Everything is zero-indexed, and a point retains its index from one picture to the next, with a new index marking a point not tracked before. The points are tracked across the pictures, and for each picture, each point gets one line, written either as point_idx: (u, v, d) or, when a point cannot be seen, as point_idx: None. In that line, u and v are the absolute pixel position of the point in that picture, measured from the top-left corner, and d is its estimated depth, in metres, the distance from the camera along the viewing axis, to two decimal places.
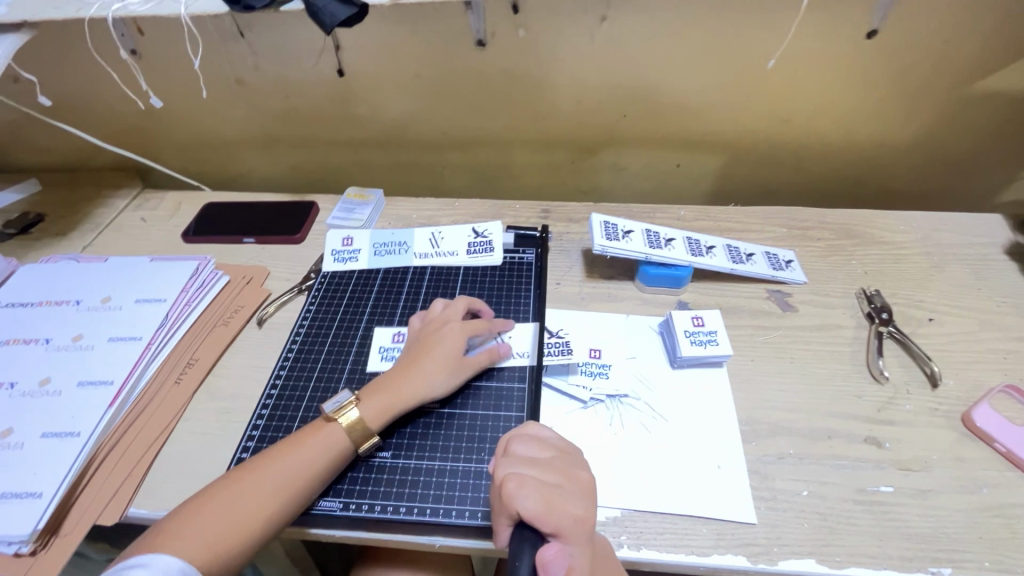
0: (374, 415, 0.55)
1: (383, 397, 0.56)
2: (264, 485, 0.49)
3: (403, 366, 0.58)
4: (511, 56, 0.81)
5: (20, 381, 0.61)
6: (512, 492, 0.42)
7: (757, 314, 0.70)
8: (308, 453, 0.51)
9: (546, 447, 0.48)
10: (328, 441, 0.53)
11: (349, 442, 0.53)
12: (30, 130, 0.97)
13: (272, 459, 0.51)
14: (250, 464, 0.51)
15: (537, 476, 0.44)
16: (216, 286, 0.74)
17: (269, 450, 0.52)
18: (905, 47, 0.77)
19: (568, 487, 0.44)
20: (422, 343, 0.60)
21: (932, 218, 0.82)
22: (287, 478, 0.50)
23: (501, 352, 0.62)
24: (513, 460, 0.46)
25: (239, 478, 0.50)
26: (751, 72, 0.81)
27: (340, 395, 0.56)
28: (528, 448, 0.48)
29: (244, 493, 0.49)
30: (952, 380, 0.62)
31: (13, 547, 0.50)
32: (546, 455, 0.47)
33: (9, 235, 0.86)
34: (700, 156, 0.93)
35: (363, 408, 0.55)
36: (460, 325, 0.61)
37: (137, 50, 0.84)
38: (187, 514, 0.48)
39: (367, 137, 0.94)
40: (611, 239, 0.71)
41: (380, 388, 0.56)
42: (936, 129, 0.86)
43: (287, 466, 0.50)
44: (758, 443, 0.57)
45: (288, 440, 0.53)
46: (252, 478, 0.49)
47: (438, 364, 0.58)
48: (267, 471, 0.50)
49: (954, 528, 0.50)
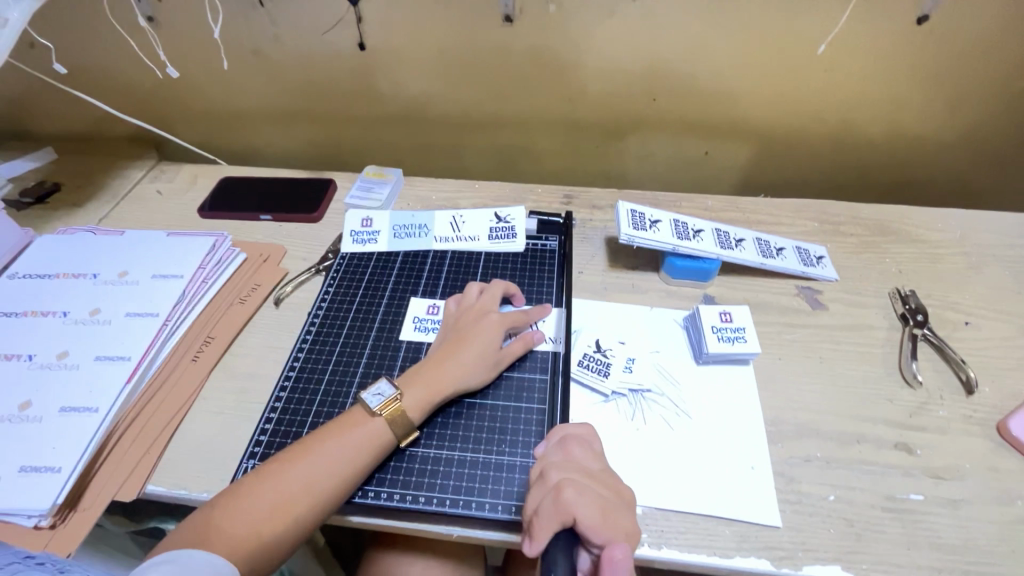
0: (415, 406, 0.54)
1: (423, 387, 0.55)
2: (302, 481, 0.48)
3: (440, 355, 0.57)
4: (538, 33, 0.77)
5: (37, 353, 0.61)
6: (571, 498, 0.44)
7: (786, 311, 0.68)
8: (345, 448, 0.50)
9: (597, 458, 0.49)
10: (366, 437, 0.51)
11: (390, 437, 0.52)
12: (46, 99, 0.96)
13: (309, 453, 0.50)
14: (285, 457, 0.50)
15: (592, 486, 0.46)
16: (232, 264, 0.73)
17: (305, 442, 0.51)
18: (957, 34, 0.72)
19: (618, 504, 0.46)
20: (461, 333, 0.59)
21: (971, 217, 0.79)
22: (327, 475, 0.48)
23: (536, 341, 0.61)
24: (564, 464, 0.47)
25: (274, 472, 0.48)
26: (790, 58, 0.77)
27: (380, 386, 0.55)
28: (580, 455, 0.49)
29: (281, 489, 0.47)
30: (988, 387, 0.60)
31: (33, 520, 0.50)
32: (596, 465, 0.48)
33: (25, 205, 0.86)
34: (729, 144, 0.89)
35: (406, 399, 0.54)
36: (498, 316, 0.61)
37: (154, 17, 0.82)
38: (221, 506, 0.47)
39: (386, 114, 0.92)
40: (638, 229, 0.68)
41: (419, 377, 0.55)
42: (981, 123, 0.82)
43: (327, 462, 0.49)
44: (784, 445, 0.55)
45: (324, 434, 0.51)
46: (290, 474, 0.48)
47: (477, 355, 0.57)
48: (305, 467, 0.49)
49: (985, 540, 0.49)
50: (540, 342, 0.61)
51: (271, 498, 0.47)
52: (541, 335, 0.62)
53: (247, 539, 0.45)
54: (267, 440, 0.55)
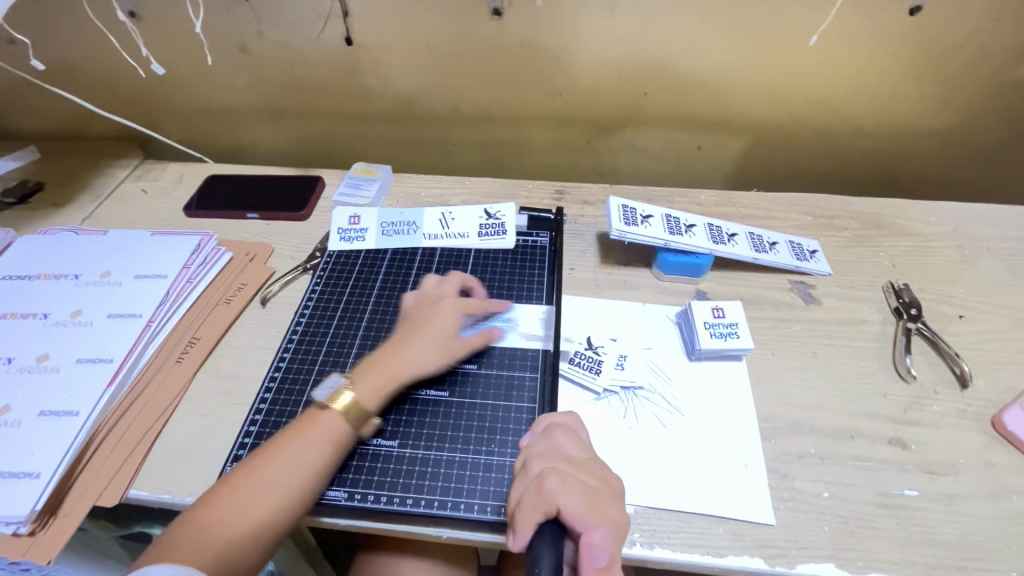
0: (369, 392, 0.53)
1: (375, 373, 0.54)
2: (274, 481, 0.47)
3: (394, 342, 0.57)
4: (527, 26, 0.76)
5: (17, 356, 0.59)
6: (553, 488, 0.43)
7: (779, 306, 0.67)
8: (308, 446, 0.49)
9: (582, 447, 0.48)
10: (326, 434, 0.50)
11: (350, 426, 0.51)
12: (27, 96, 0.94)
13: (279, 453, 0.49)
14: (246, 466, 0.48)
15: (575, 475, 0.44)
16: (218, 263, 0.71)
17: (273, 443, 0.50)
18: (950, 25, 0.72)
19: (605, 492, 0.44)
20: (415, 320, 0.59)
21: (964, 210, 0.79)
22: (299, 472, 0.48)
23: (495, 332, 0.60)
24: (547, 455, 0.47)
25: (236, 482, 0.47)
26: (782, 50, 0.76)
27: (332, 381, 0.55)
28: (565, 444, 0.48)
29: (246, 496, 0.46)
30: (982, 381, 0.59)
31: (11, 527, 0.48)
32: (583, 454, 0.47)
33: (7, 205, 0.84)
34: (722, 138, 0.89)
35: (358, 388, 0.53)
36: (453, 302, 0.60)
37: (135, 12, 0.81)
38: (189, 519, 0.45)
39: (375, 110, 0.90)
40: (629, 224, 0.68)
41: (372, 364, 0.55)
42: (974, 115, 0.82)
43: (297, 461, 0.48)
44: (778, 441, 0.55)
45: (282, 436, 0.50)
46: (261, 475, 0.47)
47: (431, 339, 0.57)
48: (276, 467, 0.48)
49: (980, 536, 0.48)
50: (498, 337, 0.61)
51: (243, 500, 0.46)
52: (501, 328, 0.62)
53: (221, 543, 0.44)
54: (252, 442, 0.54)
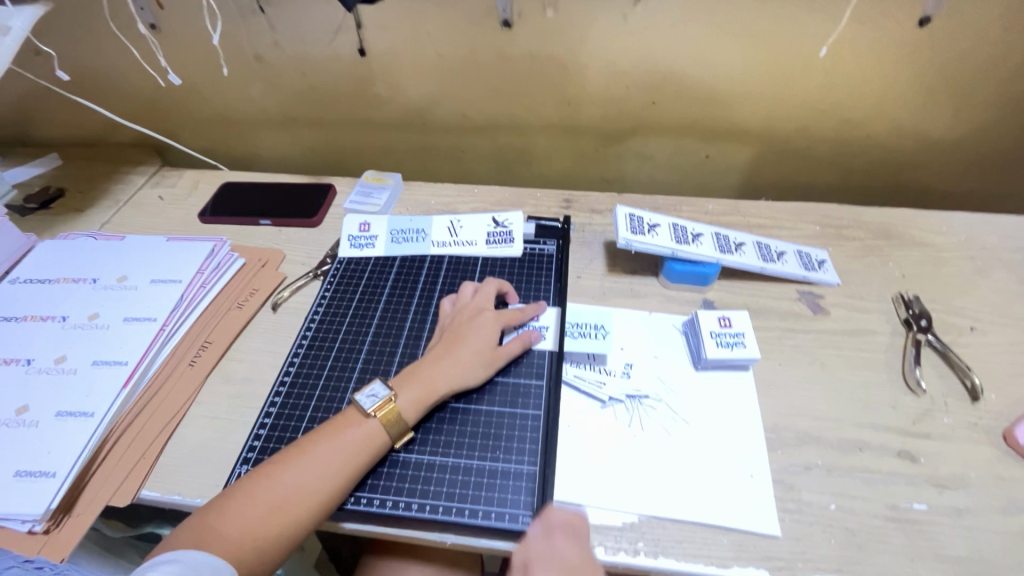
0: (410, 404, 0.53)
1: (417, 387, 0.54)
2: (294, 482, 0.48)
3: (436, 355, 0.57)
4: (537, 37, 0.77)
5: (36, 357, 0.61)
6: None
7: (787, 316, 0.67)
8: (340, 450, 0.50)
9: (582, 554, 0.46)
10: (361, 441, 0.51)
11: (385, 438, 0.52)
12: (51, 105, 0.97)
13: (302, 454, 0.49)
14: (281, 458, 0.49)
15: None
16: (231, 269, 0.73)
17: (299, 444, 0.51)
18: (961, 34, 0.71)
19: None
20: (454, 333, 0.59)
21: (976, 220, 0.78)
22: (320, 475, 0.48)
23: (533, 339, 0.60)
24: (543, 564, 0.45)
25: (269, 474, 0.48)
26: (790, 60, 0.77)
27: (374, 388, 0.54)
28: (563, 546, 0.46)
29: (274, 490, 0.47)
30: (994, 393, 0.59)
31: (26, 526, 0.49)
32: (580, 565, 0.46)
33: (30, 210, 0.86)
34: (731, 147, 0.89)
35: (400, 400, 0.53)
36: (493, 314, 0.61)
37: (156, 24, 0.83)
38: (222, 506, 0.47)
39: (386, 118, 0.92)
40: (636, 232, 0.68)
41: (413, 377, 0.55)
42: (986, 126, 0.81)
43: (319, 463, 0.49)
44: (784, 452, 0.54)
45: (320, 434, 0.51)
46: (284, 474, 0.48)
47: (472, 354, 0.57)
48: (299, 467, 0.48)
49: (992, 551, 0.47)
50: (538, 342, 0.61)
51: (269, 498, 0.47)
52: (539, 333, 0.62)
53: (242, 539, 0.45)
54: (261, 445, 0.55)
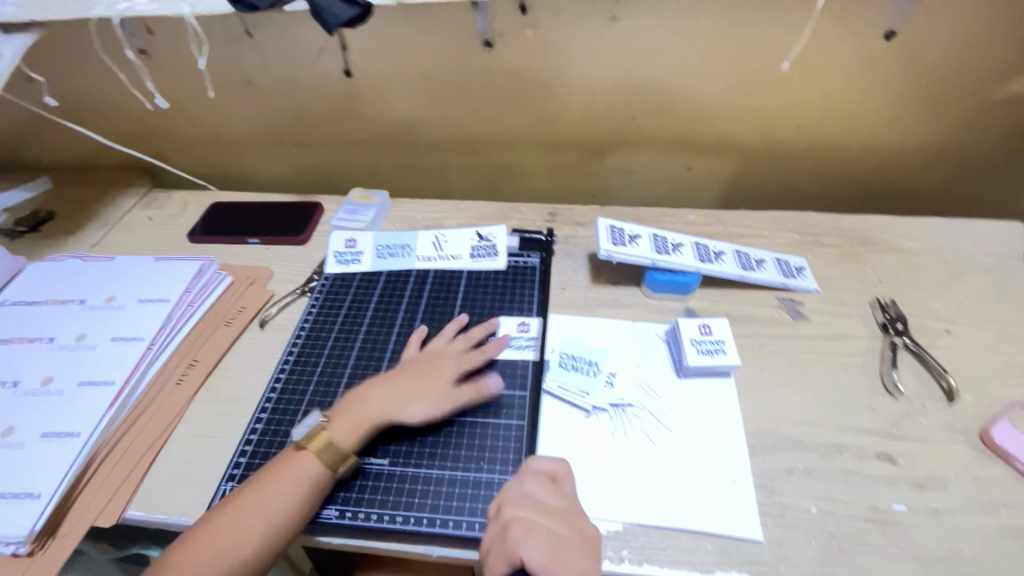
0: (344, 432, 0.53)
1: (349, 416, 0.55)
2: (278, 496, 0.49)
3: (399, 374, 0.59)
4: (517, 57, 0.80)
5: (23, 379, 0.61)
6: (518, 538, 0.44)
7: (767, 323, 0.68)
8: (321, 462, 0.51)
9: (558, 492, 0.49)
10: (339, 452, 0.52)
11: (324, 467, 0.51)
12: (41, 129, 0.98)
13: (283, 469, 0.51)
14: (264, 475, 0.51)
15: (545, 525, 0.45)
16: (219, 287, 0.74)
17: (280, 459, 0.52)
18: (925, 47, 0.74)
19: (574, 543, 0.45)
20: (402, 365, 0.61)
21: (949, 225, 0.80)
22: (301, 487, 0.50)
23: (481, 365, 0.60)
24: (520, 501, 0.47)
25: (254, 491, 0.50)
26: (763, 75, 0.79)
27: (310, 420, 0.56)
28: (538, 489, 0.48)
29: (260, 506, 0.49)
30: (970, 394, 0.60)
31: (11, 548, 0.49)
32: (554, 502, 0.48)
33: (19, 233, 0.87)
34: (711, 159, 0.91)
35: (331, 429, 0.54)
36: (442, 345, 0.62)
37: (145, 50, 0.85)
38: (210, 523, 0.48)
39: (373, 137, 0.94)
40: (617, 244, 0.69)
41: (347, 408, 0.56)
42: (955, 134, 0.84)
43: (301, 476, 0.50)
44: (766, 457, 0.55)
45: (301, 448, 0.53)
46: (268, 490, 0.50)
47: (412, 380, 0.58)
48: (265, 494, 0.50)
49: (970, 550, 0.48)
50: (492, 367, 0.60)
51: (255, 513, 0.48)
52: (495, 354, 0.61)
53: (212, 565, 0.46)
54: (246, 461, 0.56)
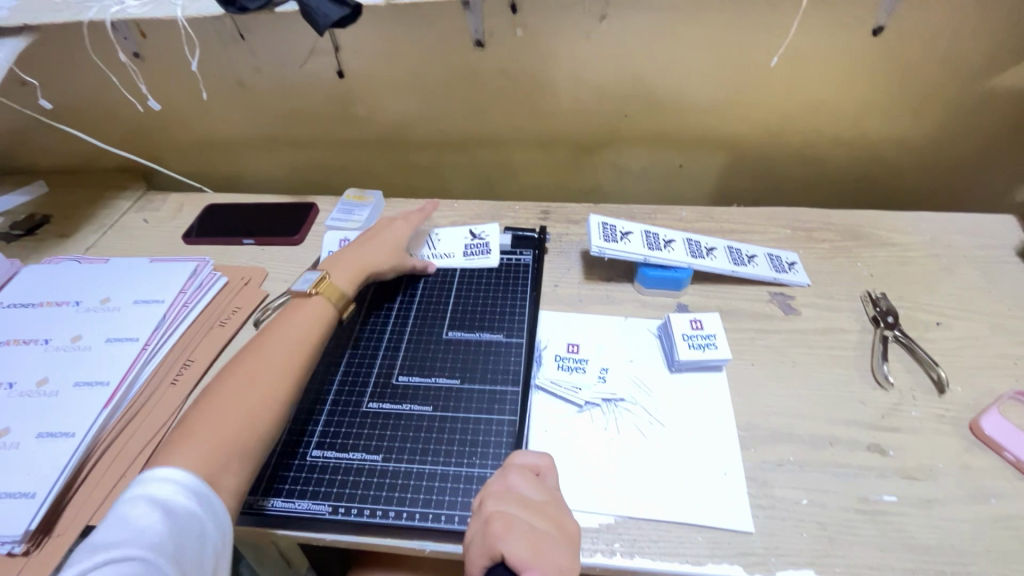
0: (345, 280, 0.65)
1: (346, 269, 0.66)
2: (245, 382, 0.53)
3: (358, 245, 0.70)
4: (509, 56, 0.80)
5: (18, 381, 0.61)
6: (498, 532, 0.43)
7: (759, 317, 0.69)
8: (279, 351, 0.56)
9: (540, 488, 0.48)
10: (293, 342, 0.57)
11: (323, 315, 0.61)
12: (37, 132, 0.98)
13: (245, 365, 0.54)
14: (224, 376, 0.54)
15: (526, 520, 0.45)
16: (213, 287, 0.74)
17: (239, 361, 0.55)
18: (913, 42, 0.75)
19: (554, 538, 0.44)
20: (370, 233, 0.72)
21: (940, 218, 0.80)
22: (270, 369, 0.54)
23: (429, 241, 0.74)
24: (503, 495, 0.47)
25: (217, 391, 0.52)
26: (753, 71, 0.80)
27: (307, 276, 0.65)
28: (521, 483, 0.48)
29: (228, 396, 0.52)
30: (960, 386, 0.60)
31: (6, 547, 0.49)
32: (538, 497, 0.47)
33: (14, 237, 0.87)
34: (703, 156, 0.91)
35: (333, 278, 0.65)
36: (399, 226, 0.73)
37: (139, 53, 0.85)
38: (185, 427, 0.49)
39: (367, 137, 0.94)
40: (609, 240, 0.70)
41: (342, 261, 0.67)
42: (944, 128, 0.84)
43: (263, 361, 0.55)
44: (757, 450, 0.55)
45: (251, 348, 0.56)
46: (231, 385, 0.52)
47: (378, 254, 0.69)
48: (232, 386, 0.52)
49: (960, 540, 0.48)
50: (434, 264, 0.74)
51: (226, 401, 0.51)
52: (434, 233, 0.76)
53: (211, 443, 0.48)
54: None
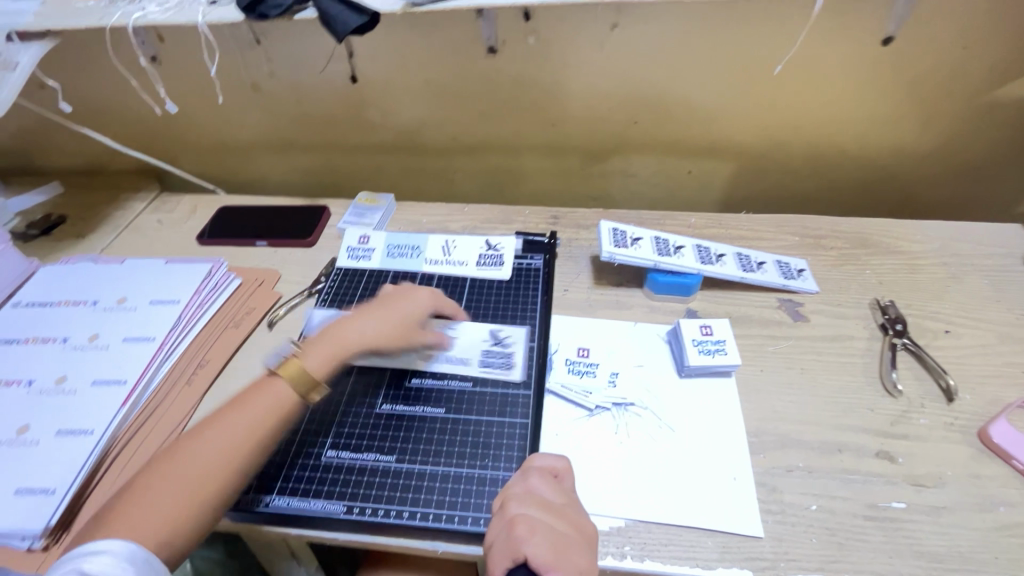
0: (320, 359, 0.56)
1: (322, 348, 0.57)
2: (210, 450, 0.49)
3: (357, 316, 0.61)
4: (521, 62, 0.81)
5: (37, 379, 0.62)
6: (521, 535, 0.44)
7: (768, 324, 0.69)
8: (249, 415, 0.52)
9: (560, 491, 0.49)
10: (270, 403, 0.53)
11: (295, 393, 0.54)
12: (54, 134, 1.00)
13: (214, 428, 0.51)
14: (194, 433, 0.50)
15: (547, 522, 0.45)
16: (228, 288, 0.75)
17: (212, 418, 0.52)
18: (923, 52, 0.75)
19: (575, 540, 0.45)
20: (380, 302, 0.63)
21: (948, 227, 0.81)
22: (237, 443, 0.50)
23: (447, 342, 0.63)
24: (524, 498, 0.47)
25: (184, 450, 0.49)
26: (763, 80, 0.80)
27: (287, 350, 0.58)
28: (541, 487, 0.49)
29: (190, 464, 0.48)
30: (968, 394, 0.60)
31: (26, 542, 0.50)
32: (558, 500, 0.48)
33: (31, 236, 0.89)
34: (712, 162, 0.92)
35: (307, 359, 0.56)
36: (420, 296, 0.64)
37: (157, 57, 0.86)
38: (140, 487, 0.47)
39: (378, 141, 0.95)
40: (619, 246, 0.70)
41: (323, 339, 0.58)
42: (953, 137, 0.85)
43: (232, 429, 0.51)
44: (766, 455, 0.56)
45: (231, 405, 0.53)
46: (198, 448, 0.49)
47: (384, 324, 0.60)
48: (195, 453, 0.49)
49: (968, 547, 0.49)
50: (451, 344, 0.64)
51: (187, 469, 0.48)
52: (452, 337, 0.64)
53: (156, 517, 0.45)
54: None
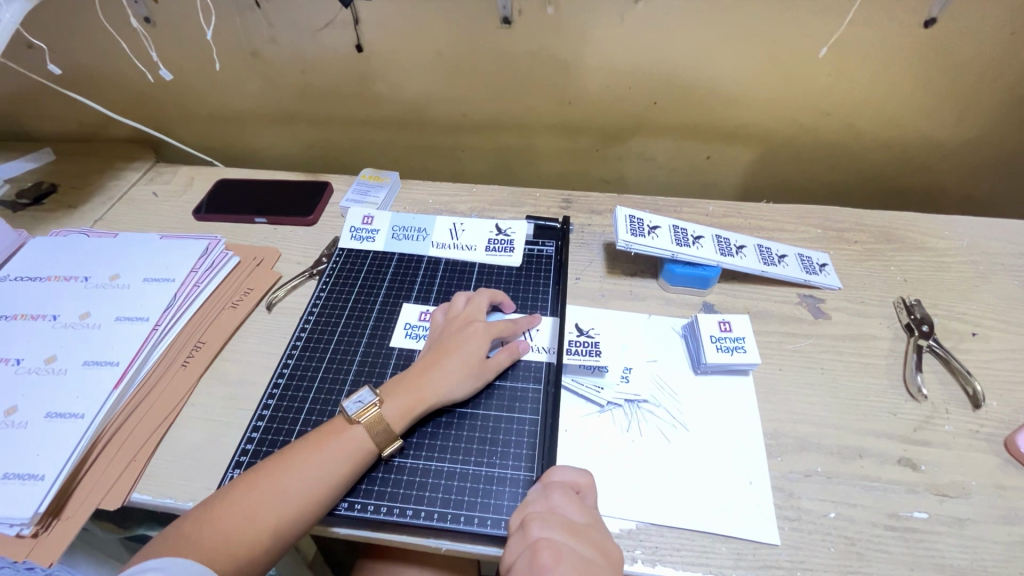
0: (398, 415, 0.52)
1: (404, 398, 0.53)
2: (278, 486, 0.47)
3: (423, 365, 0.56)
4: (537, 35, 0.76)
5: (25, 357, 0.60)
6: (544, 563, 0.42)
7: (787, 320, 0.66)
8: (325, 457, 0.49)
9: (584, 510, 0.47)
10: (348, 447, 0.50)
11: (371, 445, 0.51)
12: (44, 98, 0.95)
13: (287, 465, 0.48)
14: (266, 467, 0.48)
15: (571, 547, 0.43)
16: (225, 267, 0.72)
17: (283, 452, 0.49)
18: (967, 37, 0.70)
19: (601, 565, 0.43)
20: (445, 343, 0.57)
21: (978, 223, 0.77)
22: (308, 485, 0.47)
23: (521, 351, 0.59)
24: (546, 518, 0.45)
25: (253, 482, 0.47)
26: (794, 61, 0.76)
27: (362, 394, 0.53)
28: (564, 505, 0.47)
29: (252, 499, 0.46)
30: (995, 401, 0.58)
31: (14, 529, 0.48)
32: (582, 520, 0.46)
33: (21, 206, 0.85)
34: (732, 148, 0.88)
35: (386, 407, 0.52)
36: (483, 326, 0.59)
37: (150, 18, 0.81)
38: (205, 515, 0.45)
39: (384, 115, 0.91)
40: (637, 235, 0.67)
41: (401, 388, 0.54)
42: (989, 129, 0.81)
43: (305, 468, 0.48)
44: (784, 459, 0.54)
45: (307, 442, 0.50)
46: (266, 482, 0.47)
47: (461, 365, 0.56)
48: (264, 487, 0.47)
49: (992, 561, 0.47)
50: (525, 352, 0.60)
51: (254, 503, 0.46)
52: (526, 344, 0.60)
53: (217, 547, 0.43)
54: (254, 448, 0.54)
